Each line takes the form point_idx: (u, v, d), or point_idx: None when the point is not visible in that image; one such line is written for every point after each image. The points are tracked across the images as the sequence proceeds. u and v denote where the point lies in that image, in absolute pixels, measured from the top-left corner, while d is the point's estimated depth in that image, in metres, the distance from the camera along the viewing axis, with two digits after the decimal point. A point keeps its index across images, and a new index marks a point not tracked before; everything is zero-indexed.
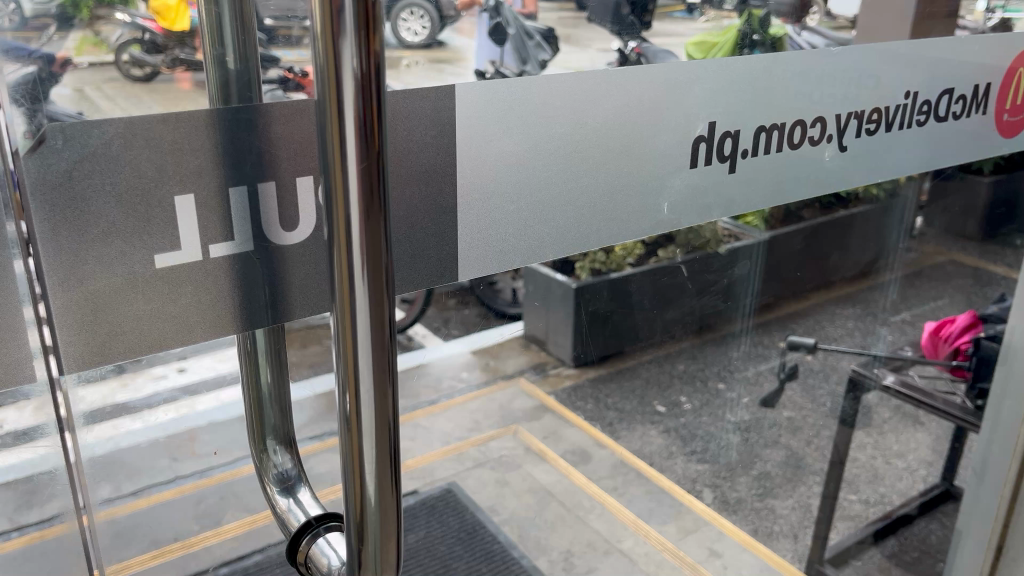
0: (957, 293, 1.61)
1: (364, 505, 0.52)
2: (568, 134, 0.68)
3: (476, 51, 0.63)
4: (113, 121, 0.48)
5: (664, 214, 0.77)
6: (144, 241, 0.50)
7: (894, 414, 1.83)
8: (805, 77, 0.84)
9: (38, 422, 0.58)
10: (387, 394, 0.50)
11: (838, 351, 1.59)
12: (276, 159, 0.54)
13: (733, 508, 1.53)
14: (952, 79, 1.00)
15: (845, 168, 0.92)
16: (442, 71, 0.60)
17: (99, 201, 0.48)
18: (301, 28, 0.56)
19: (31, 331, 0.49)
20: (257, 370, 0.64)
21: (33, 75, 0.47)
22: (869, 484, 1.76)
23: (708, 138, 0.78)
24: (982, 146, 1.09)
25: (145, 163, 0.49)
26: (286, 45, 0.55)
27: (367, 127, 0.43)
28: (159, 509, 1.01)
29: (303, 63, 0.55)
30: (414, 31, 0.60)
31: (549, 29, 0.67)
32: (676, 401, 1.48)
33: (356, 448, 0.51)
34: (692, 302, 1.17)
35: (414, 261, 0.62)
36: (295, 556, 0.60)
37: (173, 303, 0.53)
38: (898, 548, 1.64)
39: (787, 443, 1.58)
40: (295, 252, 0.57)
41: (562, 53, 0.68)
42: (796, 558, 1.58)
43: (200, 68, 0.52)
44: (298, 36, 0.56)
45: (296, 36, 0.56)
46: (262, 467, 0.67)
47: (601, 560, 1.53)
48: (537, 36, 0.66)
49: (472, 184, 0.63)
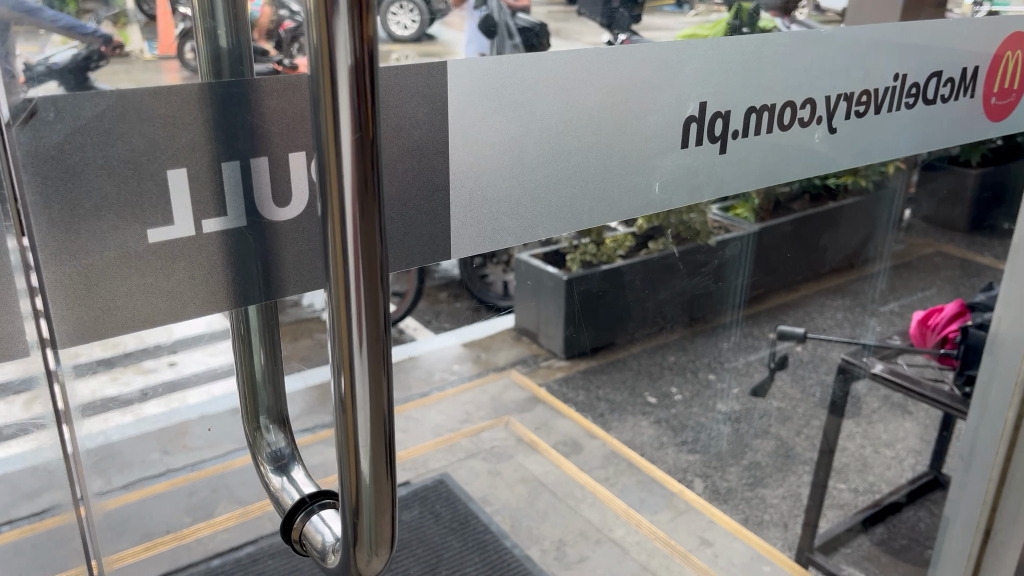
0: (946, 284, 1.63)
1: (359, 483, 0.52)
2: (560, 113, 0.68)
3: (465, 45, 0.63)
4: (106, 93, 0.48)
5: (655, 194, 0.78)
6: (137, 216, 0.50)
7: (883, 403, 1.80)
8: (794, 60, 0.84)
9: (33, 416, 0.61)
10: (383, 374, 0.50)
11: (829, 342, 1.57)
12: (268, 134, 0.54)
13: (724, 497, 1.51)
14: (941, 62, 1.01)
15: (833, 150, 0.93)
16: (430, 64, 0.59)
17: (92, 173, 0.49)
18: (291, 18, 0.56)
19: (29, 323, 0.50)
20: (250, 351, 0.64)
21: (84, 57, 0.48)
22: (859, 473, 1.77)
23: (699, 118, 0.78)
24: (969, 130, 1.10)
25: (137, 137, 0.49)
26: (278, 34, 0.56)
27: (360, 104, 0.43)
28: (151, 502, 1.01)
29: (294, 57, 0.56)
30: (404, 25, 0.60)
31: (540, 25, 0.67)
32: (667, 391, 1.51)
33: (350, 427, 0.51)
34: (684, 283, 1.17)
35: (407, 239, 0.62)
36: (290, 533, 0.60)
37: (167, 278, 0.53)
38: (887, 536, 1.69)
39: (776, 433, 1.56)
40: (289, 229, 0.57)
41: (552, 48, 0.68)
42: (788, 546, 1.61)
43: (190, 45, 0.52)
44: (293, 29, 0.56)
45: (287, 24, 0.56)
46: (255, 445, 0.66)
47: (592, 550, 1.52)
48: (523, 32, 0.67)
49: (463, 162, 0.63)
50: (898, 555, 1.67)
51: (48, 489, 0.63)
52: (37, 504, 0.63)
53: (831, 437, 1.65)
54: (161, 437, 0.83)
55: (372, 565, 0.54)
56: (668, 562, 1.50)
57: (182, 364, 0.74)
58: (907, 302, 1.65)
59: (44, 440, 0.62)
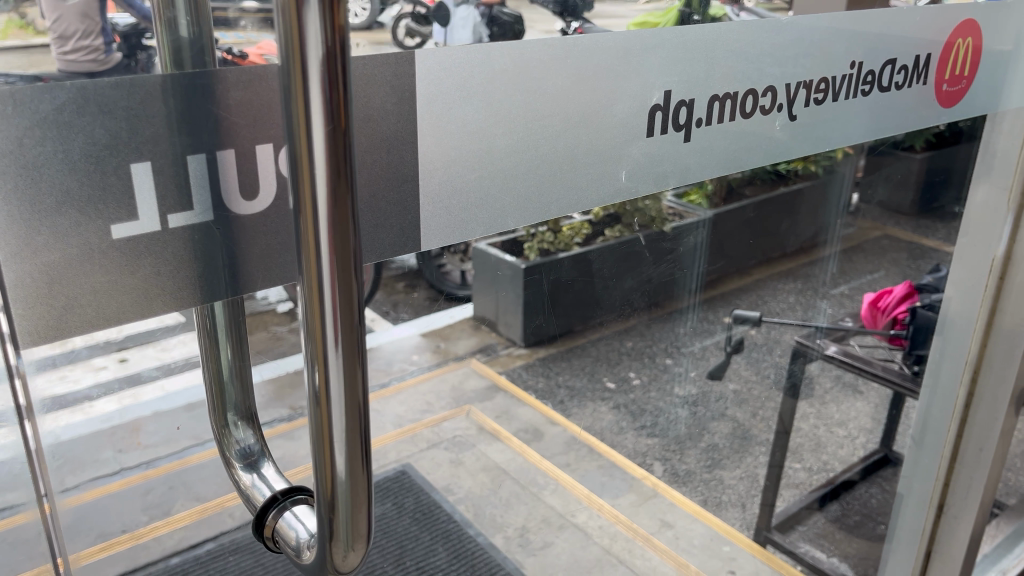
0: (893, 267, 1.59)
1: (334, 479, 0.52)
2: (527, 104, 0.68)
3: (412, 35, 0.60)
4: (67, 86, 0.46)
5: (622, 182, 0.78)
6: (99, 212, 0.49)
7: (836, 384, 1.75)
8: (749, 46, 0.85)
9: None
10: (356, 369, 0.50)
11: (784, 325, 1.55)
12: (234, 125, 0.53)
13: (683, 480, 1.59)
14: (895, 50, 1.03)
15: (793, 139, 0.95)
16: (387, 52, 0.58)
17: (53, 167, 0.47)
18: (236, 9, 0.54)
19: None
20: (215, 348, 0.63)
21: (133, 26, 0.50)
22: (813, 451, 1.76)
23: (664, 106, 0.79)
24: (921, 115, 1.13)
25: (100, 130, 0.48)
26: (222, 26, 0.53)
27: (332, 92, 0.43)
28: (105, 502, 0.99)
29: (243, 45, 0.54)
30: (355, 12, 0.57)
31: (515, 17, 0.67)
32: (625, 377, 1.45)
33: (325, 422, 0.50)
34: (650, 270, 1.20)
35: (378, 230, 0.62)
36: (263, 530, 0.59)
37: (132, 275, 0.52)
38: (842, 513, 1.86)
39: (732, 415, 1.59)
40: (253, 223, 0.56)
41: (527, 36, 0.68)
42: (745, 526, 1.69)
43: (150, 32, 0.50)
44: (232, 16, 0.54)
45: (233, 17, 0.54)
46: (223, 442, 0.65)
47: (556, 536, 1.53)
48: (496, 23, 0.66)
49: (432, 153, 0.63)
50: (852, 531, 1.85)
51: (9, 488, 0.62)
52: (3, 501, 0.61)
53: (786, 418, 1.67)
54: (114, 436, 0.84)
55: (348, 561, 0.54)
56: (630, 545, 1.57)
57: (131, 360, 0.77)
58: (858, 285, 1.59)
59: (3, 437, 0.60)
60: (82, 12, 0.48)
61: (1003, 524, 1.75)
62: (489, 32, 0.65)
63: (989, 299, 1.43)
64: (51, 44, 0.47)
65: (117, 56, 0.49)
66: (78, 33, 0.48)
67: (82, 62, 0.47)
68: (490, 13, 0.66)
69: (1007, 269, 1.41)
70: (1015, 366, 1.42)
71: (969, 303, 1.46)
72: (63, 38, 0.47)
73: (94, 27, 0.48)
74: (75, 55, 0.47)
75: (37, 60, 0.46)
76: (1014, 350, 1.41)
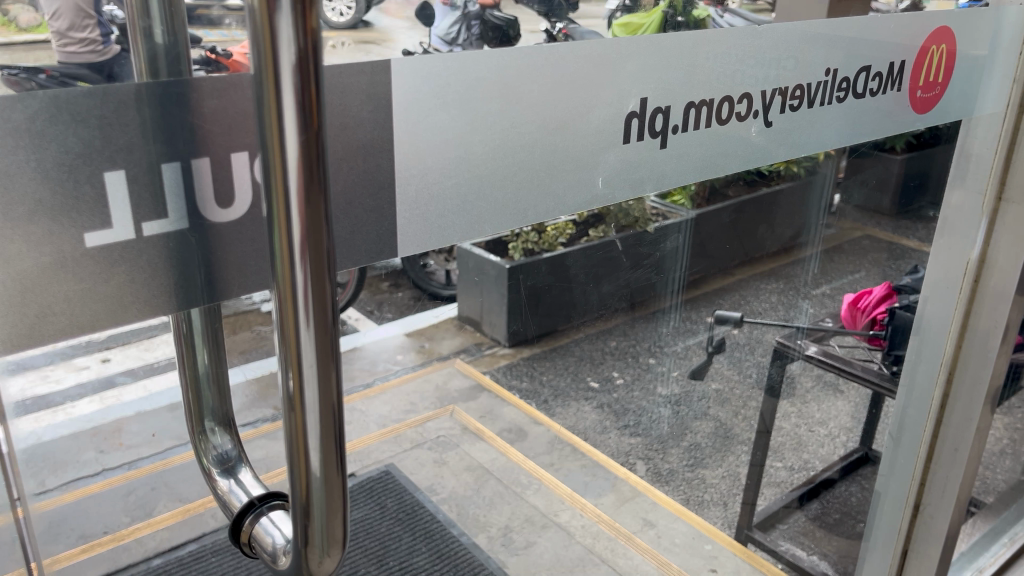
0: (874, 266, 1.60)
1: (309, 483, 0.52)
2: (505, 111, 0.69)
3: (404, 34, 0.63)
4: (39, 96, 0.46)
5: (599, 188, 0.79)
6: (72, 220, 0.49)
7: (818, 384, 1.75)
8: (728, 52, 0.85)
9: None
10: (331, 375, 0.50)
11: (766, 324, 1.55)
12: (209, 134, 0.53)
13: (665, 479, 1.62)
14: (869, 58, 1.04)
15: (769, 144, 0.96)
16: (367, 51, 0.59)
17: (23, 175, 0.47)
18: (221, 8, 0.55)
19: None
20: (193, 353, 0.63)
21: (123, 19, 0.51)
22: (795, 450, 1.78)
23: (640, 113, 0.79)
24: (896, 122, 1.15)
25: (72, 138, 0.48)
26: (207, 24, 0.54)
27: (304, 98, 0.43)
28: (64, 511, 0.97)
29: (225, 44, 0.54)
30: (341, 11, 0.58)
31: (510, 21, 0.69)
32: (609, 377, 1.45)
33: (300, 428, 0.50)
34: (627, 275, 1.21)
35: (353, 238, 0.62)
36: (239, 536, 0.60)
37: (105, 283, 0.52)
38: (822, 511, 1.81)
39: (715, 414, 1.61)
40: (230, 230, 0.56)
41: (522, 40, 0.69)
42: (727, 524, 1.71)
43: (127, 50, 0.51)
44: (219, 16, 0.55)
45: (217, 15, 0.54)
46: (200, 449, 0.66)
47: (539, 535, 1.57)
48: (492, 28, 0.68)
49: (407, 161, 0.64)
50: (831, 529, 1.79)
51: None
52: None
53: (767, 418, 1.67)
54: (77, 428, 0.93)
55: (324, 567, 0.54)
56: (613, 544, 1.62)
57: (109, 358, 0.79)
58: (839, 284, 1.60)
59: None
60: (76, 5, 0.50)
61: (980, 522, 1.76)
62: (482, 32, 0.67)
63: (964, 301, 1.41)
64: (51, 40, 0.50)
65: (115, 47, 0.50)
66: (76, 28, 0.50)
67: (82, 53, 0.49)
68: (483, 16, 0.68)
69: (981, 271, 1.39)
70: (989, 367, 1.41)
71: (944, 307, 1.44)
72: (62, 34, 0.50)
73: (92, 20, 0.50)
74: (76, 49, 0.49)
75: (16, 56, 0.48)
76: (988, 352, 1.41)
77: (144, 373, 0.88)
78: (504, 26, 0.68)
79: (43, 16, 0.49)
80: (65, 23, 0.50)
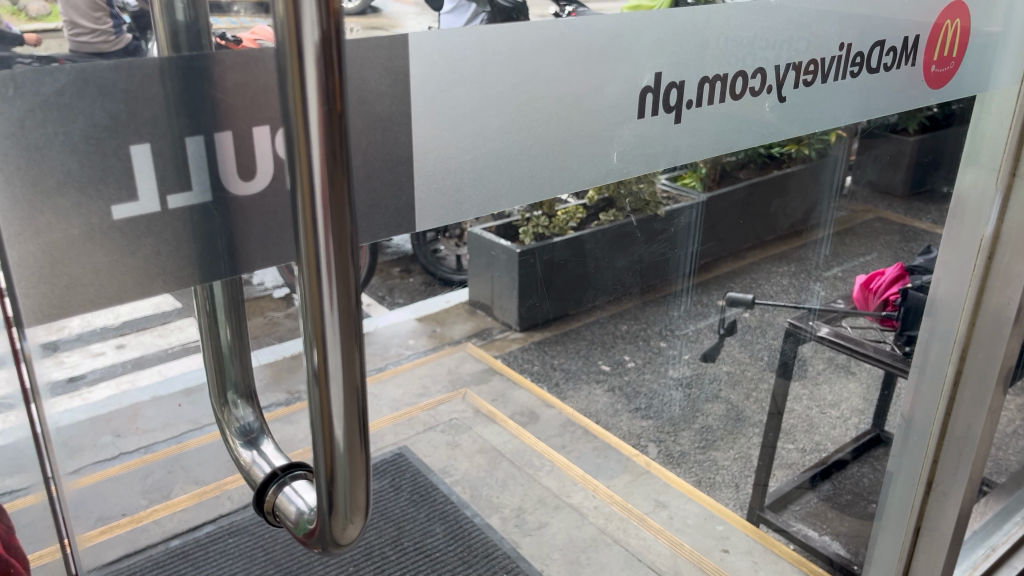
0: (885, 249, 1.58)
1: (333, 453, 0.53)
2: (517, 85, 0.69)
3: (408, 19, 0.62)
4: (66, 69, 0.47)
5: (614, 163, 0.80)
6: (99, 192, 0.50)
7: (829, 364, 1.73)
8: (741, 28, 0.85)
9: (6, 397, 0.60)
10: (354, 353, 0.51)
11: (777, 307, 1.55)
12: (231, 108, 0.54)
13: (677, 461, 1.61)
14: (884, 32, 1.04)
15: (783, 118, 0.96)
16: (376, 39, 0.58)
17: (54, 149, 0.48)
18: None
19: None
20: (216, 328, 0.64)
21: (137, 9, 0.52)
22: (806, 432, 1.76)
23: (655, 88, 0.79)
24: (910, 95, 1.15)
25: (99, 112, 0.49)
26: (215, 13, 0.54)
27: (327, 75, 0.43)
28: (82, 494, 0.99)
29: (236, 30, 0.55)
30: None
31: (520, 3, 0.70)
32: (619, 360, 1.48)
33: (324, 400, 0.51)
34: (641, 249, 1.22)
35: (372, 211, 0.63)
36: (263, 505, 0.61)
37: (131, 255, 0.53)
38: (833, 492, 1.81)
39: (726, 397, 1.61)
40: (251, 203, 0.57)
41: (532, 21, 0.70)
42: (739, 506, 1.70)
43: (147, 38, 0.51)
44: (225, 4, 0.54)
45: (225, 3, 0.54)
46: (223, 420, 0.67)
47: (552, 516, 1.55)
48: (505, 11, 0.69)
49: (426, 134, 0.64)
50: (843, 510, 1.79)
51: (19, 471, 0.64)
52: (17, 483, 0.65)
53: (779, 399, 1.68)
54: (97, 423, 0.95)
55: (347, 532, 0.56)
56: (625, 524, 1.58)
57: (127, 343, 0.80)
58: (850, 267, 1.60)
59: (12, 421, 0.62)
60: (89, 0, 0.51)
61: (992, 502, 1.77)
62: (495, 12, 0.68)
63: (977, 279, 1.41)
64: (62, 28, 0.49)
65: (127, 36, 0.51)
66: (85, 19, 0.50)
67: (94, 43, 0.49)
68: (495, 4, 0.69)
69: (995, 248, 1.39)
70: (1002, 345, 1.40)
71: (957, 286, 1.44)
72: (73, 24, 0.50)
73: (103, 12, 0.51)
74: (87, 37, 0.49)
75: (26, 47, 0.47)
76: (1002, 329, 1.40)
77: (158, 363, 0.90)
78: (512, 8, 0.70)
79: (52, 5, 0.50)
80: (77, 13, 0.50)
